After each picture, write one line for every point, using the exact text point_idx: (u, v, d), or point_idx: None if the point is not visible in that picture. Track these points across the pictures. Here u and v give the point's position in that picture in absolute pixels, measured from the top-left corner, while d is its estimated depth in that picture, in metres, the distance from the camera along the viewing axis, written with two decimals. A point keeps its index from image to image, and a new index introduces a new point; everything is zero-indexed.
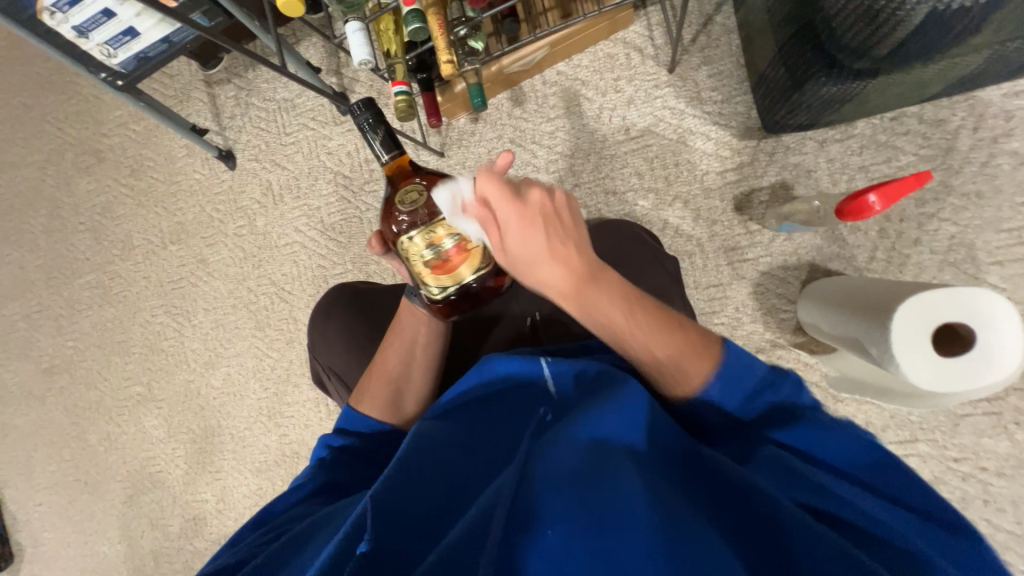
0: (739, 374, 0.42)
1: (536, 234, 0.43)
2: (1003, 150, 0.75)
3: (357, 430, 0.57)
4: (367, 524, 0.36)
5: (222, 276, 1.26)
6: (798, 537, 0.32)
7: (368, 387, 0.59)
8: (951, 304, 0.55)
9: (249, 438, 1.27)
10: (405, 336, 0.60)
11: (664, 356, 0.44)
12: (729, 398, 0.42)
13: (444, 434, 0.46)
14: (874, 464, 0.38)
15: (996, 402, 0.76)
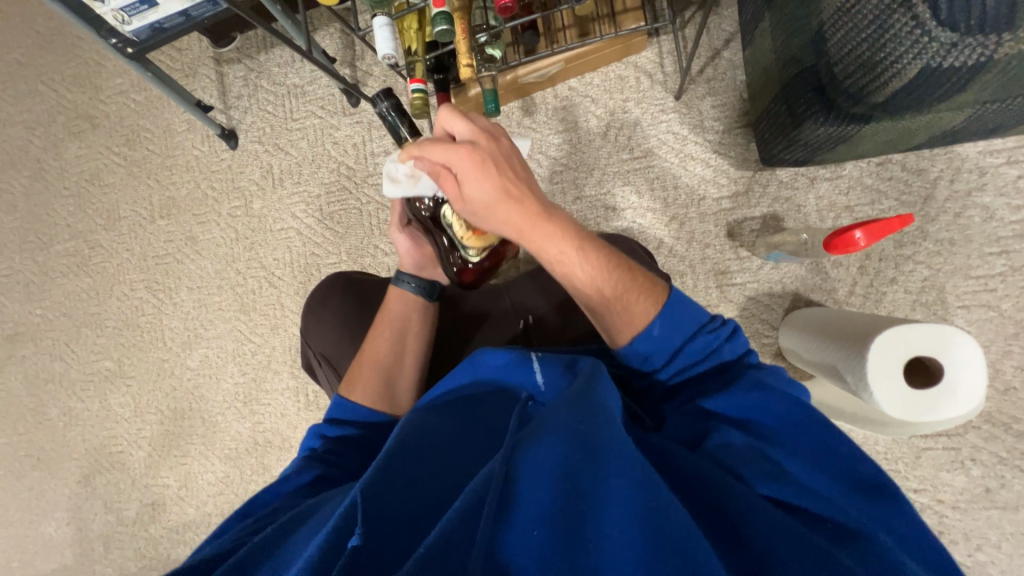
0: (675, 317, 0.47)
1: (488, 176, 0.46)
2: (975, 203, 0.80)
3: (349, 417, 0.57)
4: (355, 519, 0.36)
5: (211, 255, 1.23)
6: (756, 519, 0.34)
7: (359, 376, 0.60)
8: (922, 337, 0.58)
9: (221, 423, 1.23)
10: (394, 323, 0.63)
11: (612, 295, 0.48)
12: (662, 346, 0.47)
13: (428, 427, 0.46)
14: (807, 425, 0.41)
15: (956, 438, 0.80)
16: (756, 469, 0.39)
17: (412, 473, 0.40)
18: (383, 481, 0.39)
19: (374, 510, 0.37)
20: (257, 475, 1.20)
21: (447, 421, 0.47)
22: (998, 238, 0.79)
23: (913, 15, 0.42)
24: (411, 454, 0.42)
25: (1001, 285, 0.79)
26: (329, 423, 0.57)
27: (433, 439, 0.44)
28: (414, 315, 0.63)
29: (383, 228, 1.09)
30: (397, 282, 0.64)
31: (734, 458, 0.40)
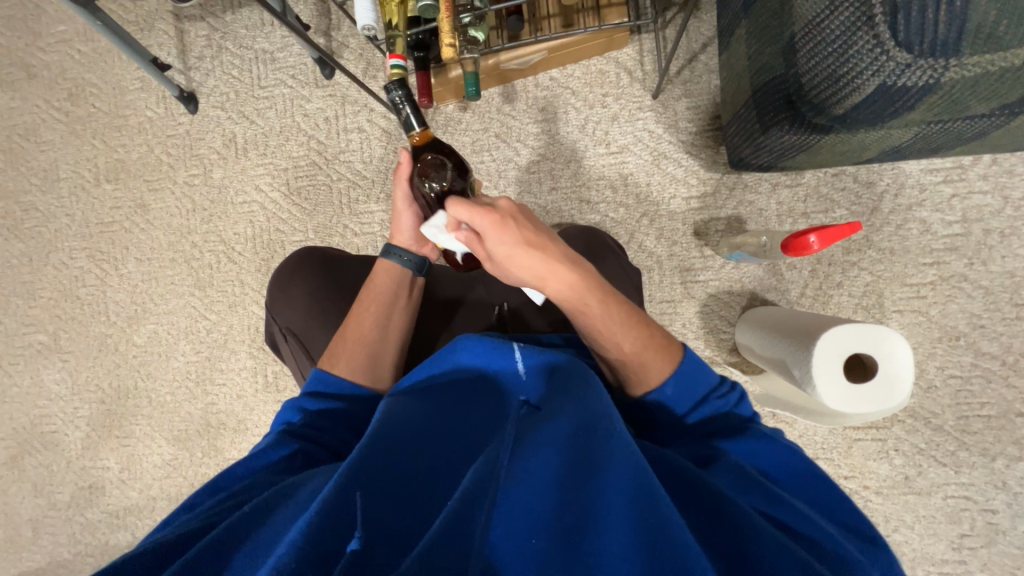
0: (692, 376, 0.52)
1: (509, 231, 0.49)
2: (914, 217, 0.87)
3: (331, 394, 0.56)
4: (353, 518, 0.35)
5: (164, 226, 1.16)
6: (760, 540, 0.35)
7: (343, 351, 0.59)
8: (862, 336, 0.63)
9: (169, 403, 1.17)
10: (380, 299, 0.62)
11: (631, 350, 0.52)
12: (680, 400, 0.51)
13: (417, 421, 0.46)
14: (807, 477, 0.45)
15: (883, 431, 0.88)
16: (746, 488, 0.41)
17: (402, 466, 0.41)
18: (375, 473, 0.39)
19: (367, 500, 0.37)
20: (209, 458, 1.15)
21: (438, 416, 0.47)
22: (931, 250, 0.87)
23: (875, 33, 0.45)
24: (402, 447, 0.42)
25: (931, 293, 0.87)
26: (308, 396, 0.56)
27: (424, 433, 0.45)
28: (401, 293, 0.63)
29: (353, 207, 1.06)
30: (386, 256, 0.64)
31: (734, 484, 0.42)
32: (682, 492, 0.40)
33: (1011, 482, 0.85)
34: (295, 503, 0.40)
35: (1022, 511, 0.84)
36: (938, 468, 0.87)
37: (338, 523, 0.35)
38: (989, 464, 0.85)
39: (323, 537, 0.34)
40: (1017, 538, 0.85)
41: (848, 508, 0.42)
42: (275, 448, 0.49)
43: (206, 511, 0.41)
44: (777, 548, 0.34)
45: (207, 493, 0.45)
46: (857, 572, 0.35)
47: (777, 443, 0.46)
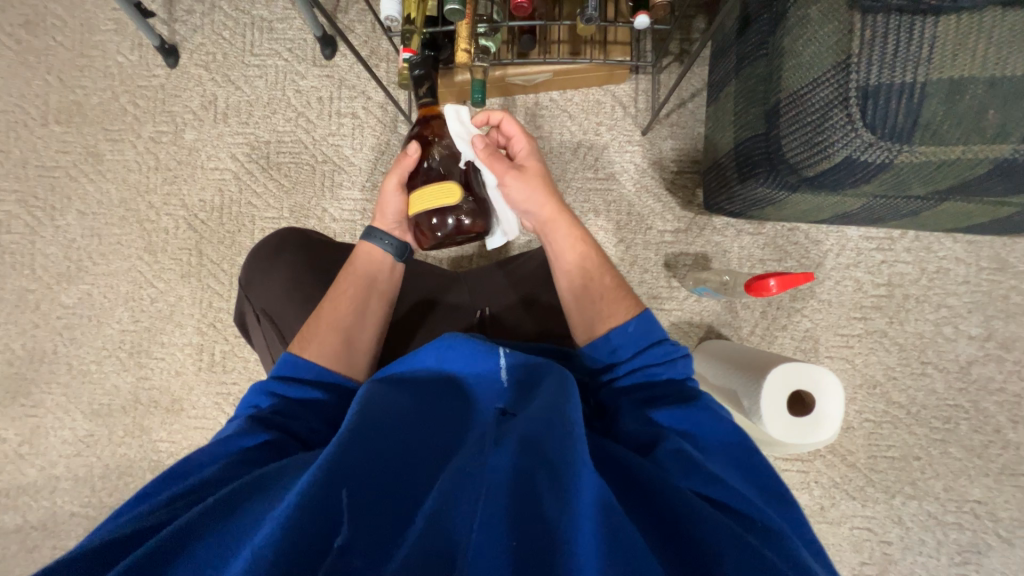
0: (646, 320, 0.56)
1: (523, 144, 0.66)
2: (851, 276, 0.99)
3: (299, 377, 0.55)
4: (337, 526, 0.36)
5: (118, 180, 1.07)
6: (702, 528, 0.37)
7: (316, 334, 0.58)
8: (803, 375, 0.71)
9: (93, 373, 1.06)
10: (359, 287, 0.63)
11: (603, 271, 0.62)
12: (625, 347, 0.55)
13: (393, 410, 0.46)
14: (732, 442, 0.47)
15: (806, 463, 0.97)
16: (689, 470, 0.43)
17: (380, 466, 0.41)
18: (356, 470, 0.39)
19: (351, 509, 0.37)
20: (131, 438, 1.05)
21: (416, 410, 0.48)
22: (861, 306, 0.98)
23: (848, 113, 0.52)
24: (381, 443, 0.42)
25: (857, 344, 0.98)
26: (275, 380, 0.54)
27: (404, 429, 0.45)
28: (380, 278, 0.64)
29: (335, 192, 1.03)
30: (369, 238, 0.65)
31: (677, 463, 0.44)
32: (631, 484, 0.42)
33: (904, 517, 0.96)
34: (263, 494, 0.40)
35: (912, 544, 0.96)
36: (848, 500, 0.97)
37: (320, 526, 0.36)
38: (889, 500, 0.96)
39: (306, 538, 0.36)
40: (905, 568, 0.96)
41: (770, 473, 0.45)
42: (241, 437, 0.47)
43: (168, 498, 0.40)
44: (721, 537, 0.37)
45: (166, 483, 0.43)
46: (780, 541, 0.39)
47: (715, 416, 0.48)
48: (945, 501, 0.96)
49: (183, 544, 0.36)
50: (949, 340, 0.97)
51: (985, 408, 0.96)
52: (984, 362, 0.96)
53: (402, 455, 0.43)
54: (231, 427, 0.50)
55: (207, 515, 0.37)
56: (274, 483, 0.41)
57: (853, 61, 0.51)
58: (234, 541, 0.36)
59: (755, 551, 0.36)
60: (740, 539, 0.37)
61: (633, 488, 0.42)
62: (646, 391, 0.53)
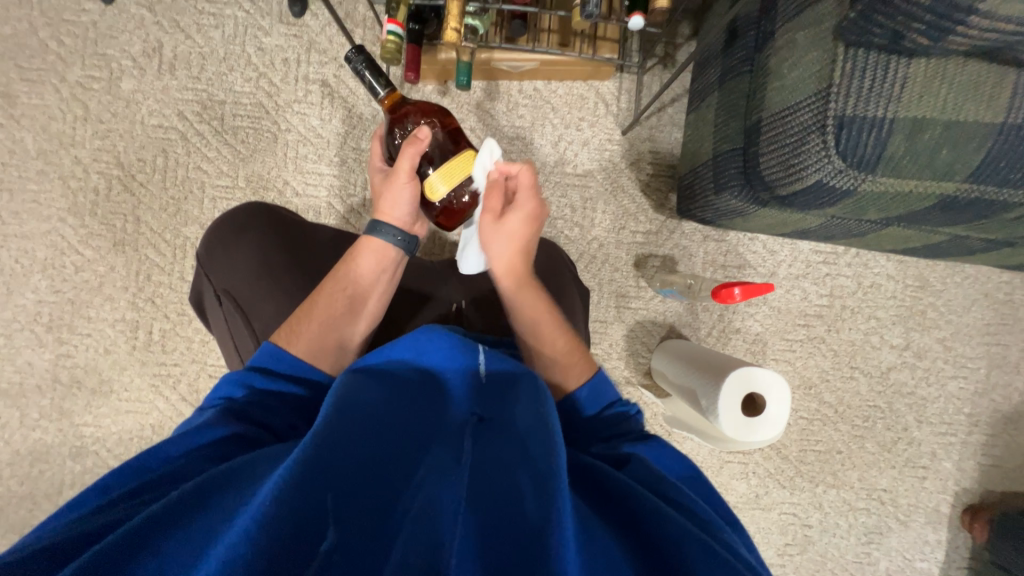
0: (600, 383, 0.58)
1: (516, 219, 0.61)
2: (799, 286, 1.06)
3: (282, 371, 0.52)
4: (316, 531, 0.35)
5: (36, 128, 0.93)
6: (669, 528, 0.38)
7: (307, 330, 0.55)
8: (758, 378, 0.76)
9: (2, 347, 0.94)
10: (359, 283, 0.60)
11: (563, 349, 0.60)
12: (588, 404, 0.57)
13: (373, 407, 0.45)
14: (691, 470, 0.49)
15: (747, 455, 1.05)
16: (658, 482, 0.44)
17: (361, 466, 0.39)
18: (334, 465, 0.38)
19: (333, 512, 0.36)
20: (48, 422, 0.94)
21: (396, 404, 0.46)
22: (805, 314, 1.07)
23: (824, 139, 0.55)
24: (358, 438, 0.41)
25: (799, 348, 1.07)
26: (253, 372, 0.51)
27: (382, 423, 0.44)
28: (383, 275, 0.61)
29: (299, 164, 0.96)
30: (377, 234, 0.60)
31: (647, 478, 0.45)
32: (603, 495, 0.43)
33: (824, 503, 1.07)
34: (229, 489, 0.37)
35: (828, 527, 1.07)
36: (779, 489, 1.07)
37: (293, 522, 0.34)
38: (813, 489, 1.07)
39: (280, 533, 0.33)
40: (821, 548, 1.07)
41: (725, 508, 0.47)
42: (210, 429, 0.44)
43: (124, 496, 0.36)
44: (689, 536, 0.37)
45: (131, 473, 0.39)
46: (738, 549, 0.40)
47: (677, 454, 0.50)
48: (858, 489, 1.08)
49: (145, 539, 0.32)
50: (875, 348, 1.08)
51: (898, 409, 1.08)
52: (901, 368, 1.08)
53: (381, 450, 0.42)
54: (197, 419, 0.46)
55: (171, 510, 0.34)
56: (242, 477, 0.39)
57: (833, 90, 0.54)
58: (194, 537, 0.33)
59: (719, 549, 0.37)
60: (707, 540, 0.37)
61: (603, 498, 0.43)
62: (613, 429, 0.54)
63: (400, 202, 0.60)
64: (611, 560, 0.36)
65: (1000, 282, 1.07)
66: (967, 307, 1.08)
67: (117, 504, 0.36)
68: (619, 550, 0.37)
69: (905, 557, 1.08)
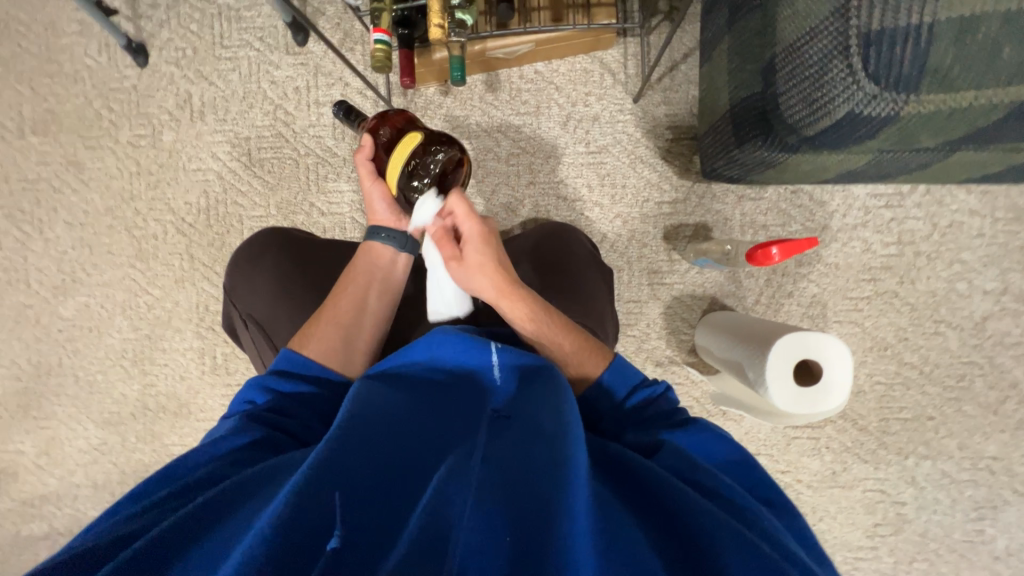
0: (624, 366, 0.54)
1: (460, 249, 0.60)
2: (858, 236, 0.95)
3: (299, 375, 0.55)
4: (332, 527, 0.35)
5: (102, 188, 1.05)
6: (698, 521, 0.36)
7: (315, 332, 0.58)
8: (811, 343, 0.69)
9: (100, 383, 1.08)
10: (366, 287, 0.62)
11: (570, 347, 0.56)
12: (618, 386, 0.53)
13: (390, 407, 0.45)
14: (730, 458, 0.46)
15: (817, 430, 0.96)
16: (687, 468, 0.42)
17: (376, 464, 0.40)
18: (348, 468, 0.39)
19: (349, 509, 0.36)
20: (144, 444, 1.07)
21: (412, 408, 0.46)
22: (870, 267, 0.95)
23: (849, 63, 0.48)
24: (372, 443, 0.41)
25: (867, 306, 0.95)
26: (273, 377, 0.54)
27: (397, 427, 0.44)
28: (381, 273, 0.63)
29: (321, 185, 1.01)
30: (371, 238, 0.64)
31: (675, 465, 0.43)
32: (629, 487, 0.41)
33: (918, 478, 0.95)
34: (247, 505, 0.38)
35: (926, 504, 0.95)
36: (860, 464, 0.96)
37: (305, 527, 0.35)
38: (902, 462, 0.95)
39: (294, 537, 0.34)
40: (920, 527, 0.95)
41: (768, 493, 0.44)
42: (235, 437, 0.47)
43: (160, 501, 0.40)
44: (720, 537, 0.35)
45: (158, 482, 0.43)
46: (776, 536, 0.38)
47: (717, 435, 0.47)
48: (960, 459, 0.94)
49: (180, 542, 0.35)
50: (964, 296, 0.94)
51: (1002, 363, 0.93)
52: (1000, 317, 0.93)
53: (394, 452, 0.42)
54: (226, 426, 0.50)
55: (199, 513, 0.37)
56: (260, 486, 0.40)
57: (852, 6, 0.48)
58: (219, 546, 0.35)
59: (753, 542, 0.35)
60: (744, 538, 0.35)
61: (625, 488, 0.41)
62: (643, 414, 0.52)
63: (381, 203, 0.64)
64: (635, 556, 0.35)
65: None
66: None
67: (156, 508, 0.39)
68: (647, 547, 0.36)
69: None
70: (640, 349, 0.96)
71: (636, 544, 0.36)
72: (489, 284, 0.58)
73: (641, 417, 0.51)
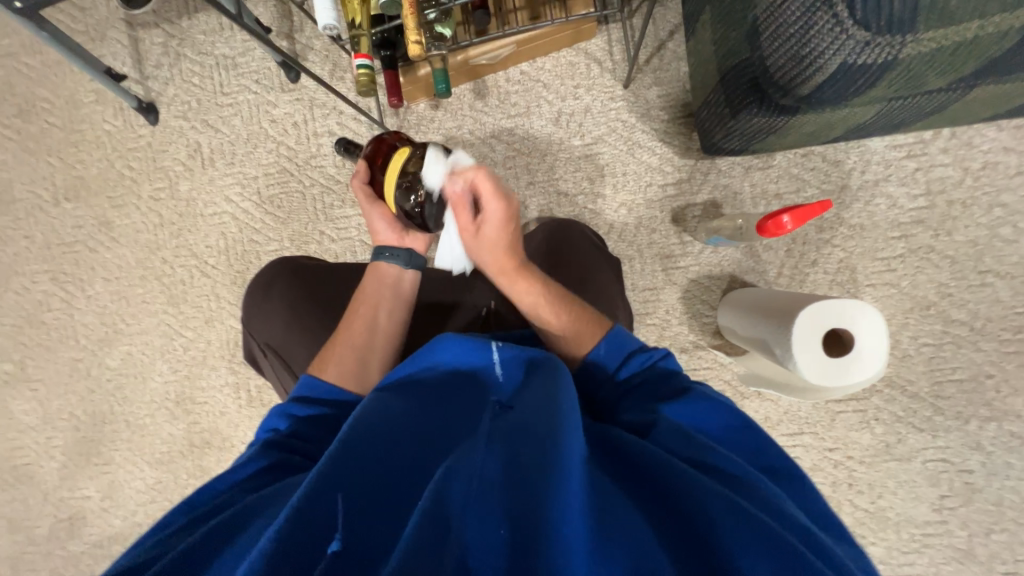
0: (617, 338, 0.55)
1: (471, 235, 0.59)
2: (882, 192, 0.89)
3: (318, 398, 0.57)
4: (336, 525, 0.38)
5: (131, 242, 1.12)
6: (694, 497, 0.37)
7: (332, 355, 0.61)
8: (837, 310, 0.65)
9: (149, 425, 1.14)
10: (379, 309, 0.65)
11: (570, 320, 0.57)
12: (610, 358, 0.54)
13: (393, 413, 0.48)
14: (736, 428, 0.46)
15: (862, 401, 0.91)
16: (687, 446, 0.42)
17: (377, 468, 0.43)
18: (352, 474, 0.41)
19: (351, 511, 0.39)
20: (195, 479, 1.12)
21: (414, 414, 0.49)
22: (899, 224, 0.89)
23: (834, 12, 0.46)
24: (374, 448, 0.44)
25: (901, 265, 0.89)
26: (293, 402, 0.56)
27: (400, 432, 0.46)
28: (389, 293, 0.66)
29: (329, 213, 1.04)
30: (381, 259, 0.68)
31: (677, 444, 0.43)
32: (630, 469, 0.42)
33: (984, 442, 0.88)
34: (264, 517, 0.41)
35: (997, 469, 0.88)
36: (916, 433, 0.90)
37: (311, 528, 0.37)
38: (963, 427, 0.88)
39: (301, 537, 0.37)
40: (993, 495, 0.88)
41: (781, 464, 0.43)
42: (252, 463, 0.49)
43: (190, 528, 0.42)
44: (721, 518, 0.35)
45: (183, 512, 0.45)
46: (783, 507, 0.37)
47: (718, 405, 0.46)
48: None
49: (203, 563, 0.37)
50: (1009, 242, 0.86)
51: None
52: None
53: (397, 456, 0.44)
54: (251, 451, 0.52)
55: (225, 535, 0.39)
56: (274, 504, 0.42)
57: None
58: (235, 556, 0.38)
59: (751, 515, 0.35)
60: (747, 516, 0.35)
61: (625, 471, 0.42)
62: (650, 389, 0.52)
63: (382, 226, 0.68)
64: (632, 535, 0.35)
65: None
66: None
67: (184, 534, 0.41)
68: (643, 526, 0.36)
69: None
70: (662, 337, 0.93)
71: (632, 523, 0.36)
72: (494, 263, 0.60)
73: (642, 392, 0.51)
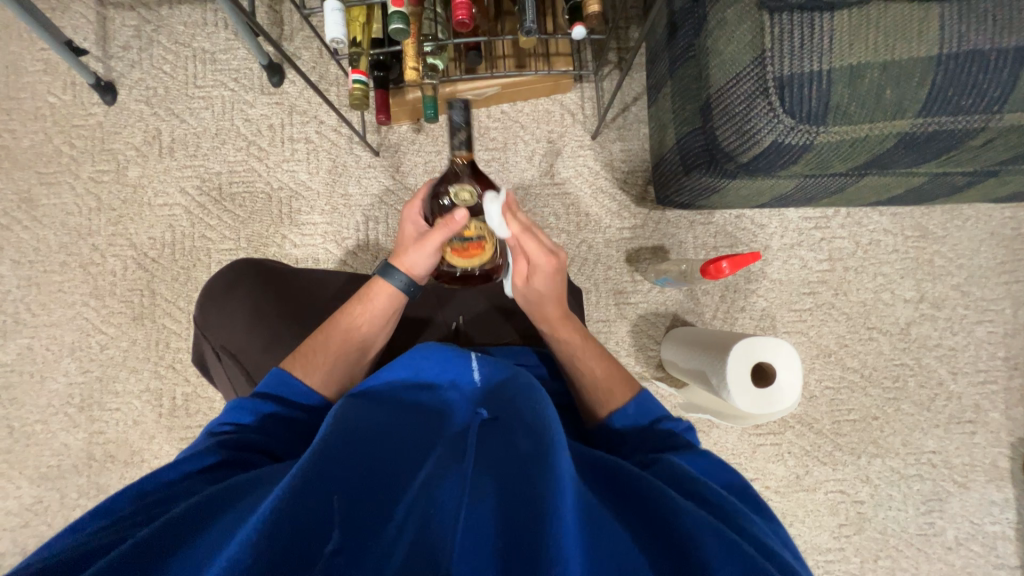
0: (645, 401, 0.58)
1: (545, 282, 0.63)
2: (796, 254, 1.05)
3: (281, 397, 0.56)
4: (329, 525, 0.36)
5: (56, 224, 1.01)
6: (684, 519, 0.38)
7: (320, 362, 0.59)
8: (763, 347, 0.75)
9: (39, 433, 0.99)
10: (377, 317, 0.64)
11: (601, 376, 0.61)
12: (626, 420, 0.57)
13: (371, 417, 0.46)
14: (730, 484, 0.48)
15: (778, 436, 1.02)
16: (678, 480, 0.44)
17: (364, 466, 0.41)
18: (338, 472, 0.39)
19: (339, 511, 0.37)
20: (87, 498, 0.98)
21: (394, 419, 0.47)
22: (808, 282, 1.05)
23: (768, 101, 0.57)
24: (358, 449, 0.42)
25: (809, 317, 1.05)
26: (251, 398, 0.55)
27: (385, 436, 0.45)
28: (393, 320, 0.66)
29: (295, 218, 1.02)
30: (388, 279, 0.63)
31: (668, 477, 0.45)
32: (622, 494, 0.43)
33: (872, 476, 1.02)
34: (240, 508, 0.38)
35: (882, 501, 1.02)
36: (819, 467, 1.02)
37: (295, 525, 0.35)
38: (856, 461, 1.02)
39: (283, 534, 0.34)
40: (878, 525, 1.01)
41: (767, 515, 0.45)
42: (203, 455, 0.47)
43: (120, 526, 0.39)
44: (703, 529, 0.37)
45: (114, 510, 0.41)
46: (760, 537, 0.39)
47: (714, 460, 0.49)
48: (905, 455, 1.02)
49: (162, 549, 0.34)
50: (888, 305, 1.05)
51: (927, 363, 1.04)
52: (920, 322, 1.05)
53: (386, 455, 0.43)
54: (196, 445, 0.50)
55: (182, 525, 0.36)
56: (249, 497, 0.40)
57: (767, 54, 0.56)
58: (207, 550, 0.35)
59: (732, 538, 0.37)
60: (724, 531, 0.37)
61: (617, 490, 0.43)
62: (643, 434, 0.55)
63: (418, 263, 0.63)
64: (619, 547, 0.37)
65: (1004, 219, 1.04)
66: (975, 249, 1.05)
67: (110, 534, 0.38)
68: (633, 543, 0.37)
69: (973, 522, 1.01)
70: None
71: (625, 541, 0.37)
72: (545, 313, 0.65)
73: (640, 440, 0.54)
